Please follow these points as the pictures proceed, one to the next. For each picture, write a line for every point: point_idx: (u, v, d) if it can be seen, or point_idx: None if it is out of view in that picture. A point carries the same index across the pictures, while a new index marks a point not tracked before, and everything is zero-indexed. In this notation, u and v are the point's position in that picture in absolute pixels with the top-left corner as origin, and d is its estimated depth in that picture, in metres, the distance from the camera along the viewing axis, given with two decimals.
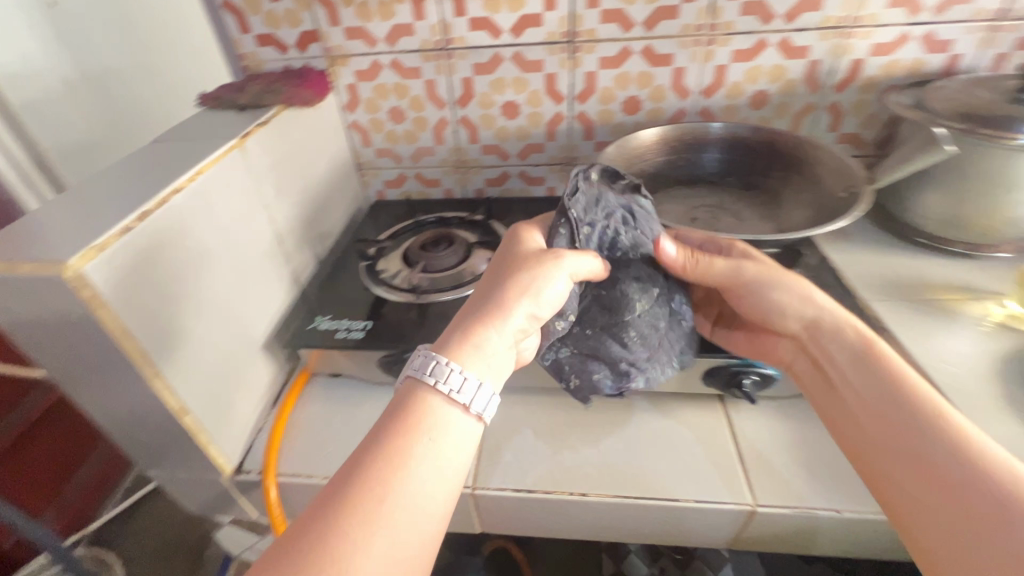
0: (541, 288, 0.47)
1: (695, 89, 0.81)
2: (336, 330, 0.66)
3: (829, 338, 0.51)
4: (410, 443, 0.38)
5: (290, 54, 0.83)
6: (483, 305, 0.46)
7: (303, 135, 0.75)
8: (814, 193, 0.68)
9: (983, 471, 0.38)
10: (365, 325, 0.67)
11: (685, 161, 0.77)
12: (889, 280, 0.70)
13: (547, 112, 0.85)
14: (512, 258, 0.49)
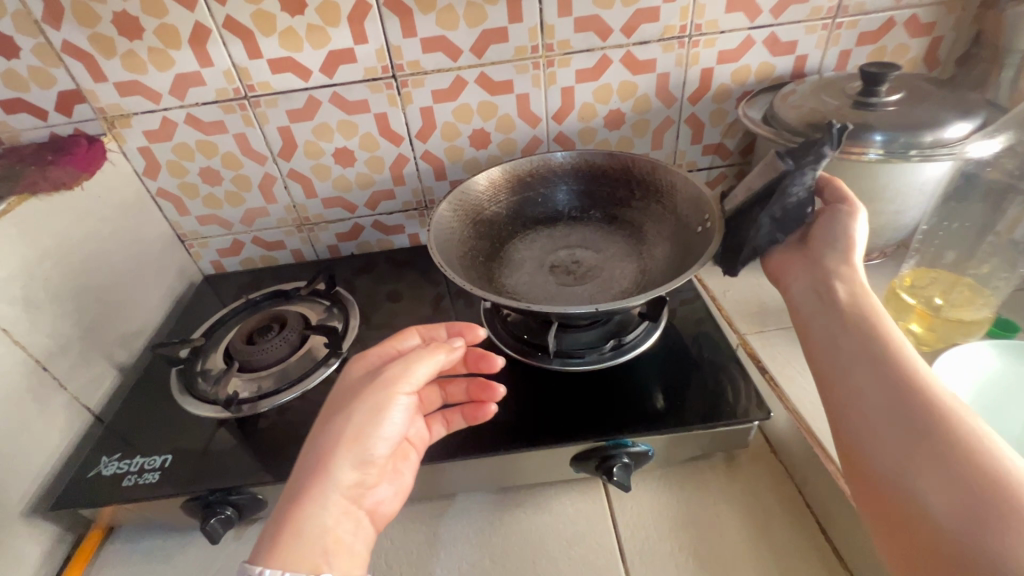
0: (383, 424, 0.41)
1: (544, 115, 0.73)
2: (123, 477, 0.53)
3: (825, 223, 0.51)
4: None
5: (52, 120, 0.66)
6: (310, 473, 0.39)
7: (72, 222, 0.61)
8: (675, 225, 0.61)
9: (955, 425, 0.33)
10: (161, 464, 0.54)
11: (538, 201, 0.68)
12: (765, 305, 0.65)
13: (387, 155, 0.74)
14: (344, 396, 0.43)
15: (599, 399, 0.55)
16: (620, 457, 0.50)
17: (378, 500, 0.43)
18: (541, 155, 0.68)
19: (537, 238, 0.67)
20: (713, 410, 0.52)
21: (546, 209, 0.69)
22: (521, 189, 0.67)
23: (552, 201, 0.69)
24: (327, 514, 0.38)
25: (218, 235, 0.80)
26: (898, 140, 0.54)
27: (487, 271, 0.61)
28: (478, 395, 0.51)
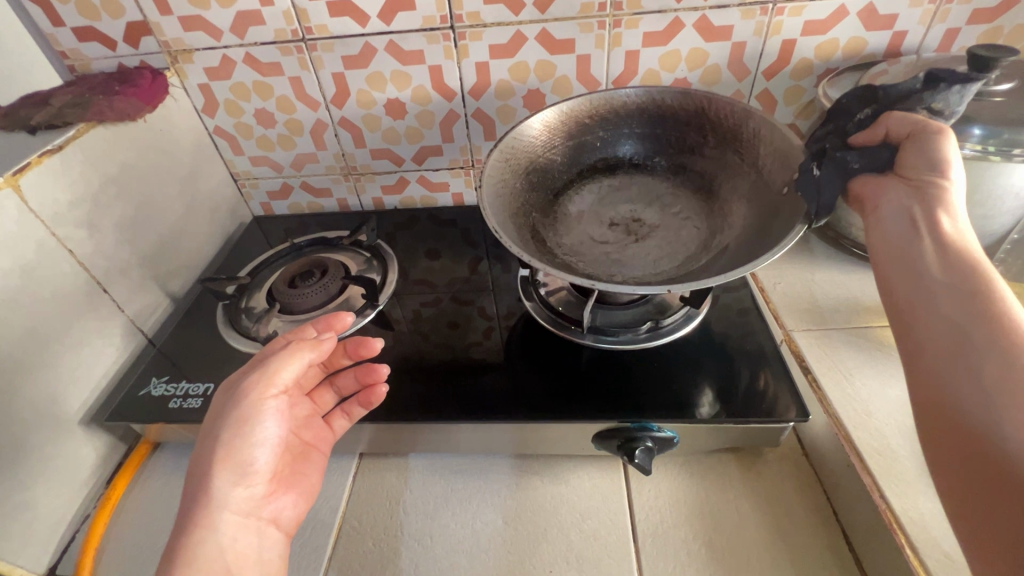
0: (255, 431, 0.41)
1: (605, 80, 0.69)
2: (170, 399, 0.57)
3: (914, 151, 0.46)
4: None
5: (120, 51, 0.68)
6: (192, 502, 0.39)
7: (134, 153, 0.63)
8: (753, 181, 0.57)
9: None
10: (203, 391, 0.57)
11: (595, 139, 0.65)
12: (819, 303, 0.61)
13: (438, 109, 0.73)
14: (210, 425, 0.41)
15: (627, 378, 0.54)
16: (644, 440, 0.49)
17: (277, 509, 0.44)
18: (606, 91, 0.63)
19: (591, 190, 0.65)
20: (745, 402, 0.50)
21: (603, 151, 0.65)
22: (578, 133, 0.64)
23: (609, 144, 0.65)
24: (220, 533, 0.39)
25: (269, 177, 0.81)
26: (1001, 137, 0.49)
27: (539, 227, 0.60)
28: (367, 380, 0.51)
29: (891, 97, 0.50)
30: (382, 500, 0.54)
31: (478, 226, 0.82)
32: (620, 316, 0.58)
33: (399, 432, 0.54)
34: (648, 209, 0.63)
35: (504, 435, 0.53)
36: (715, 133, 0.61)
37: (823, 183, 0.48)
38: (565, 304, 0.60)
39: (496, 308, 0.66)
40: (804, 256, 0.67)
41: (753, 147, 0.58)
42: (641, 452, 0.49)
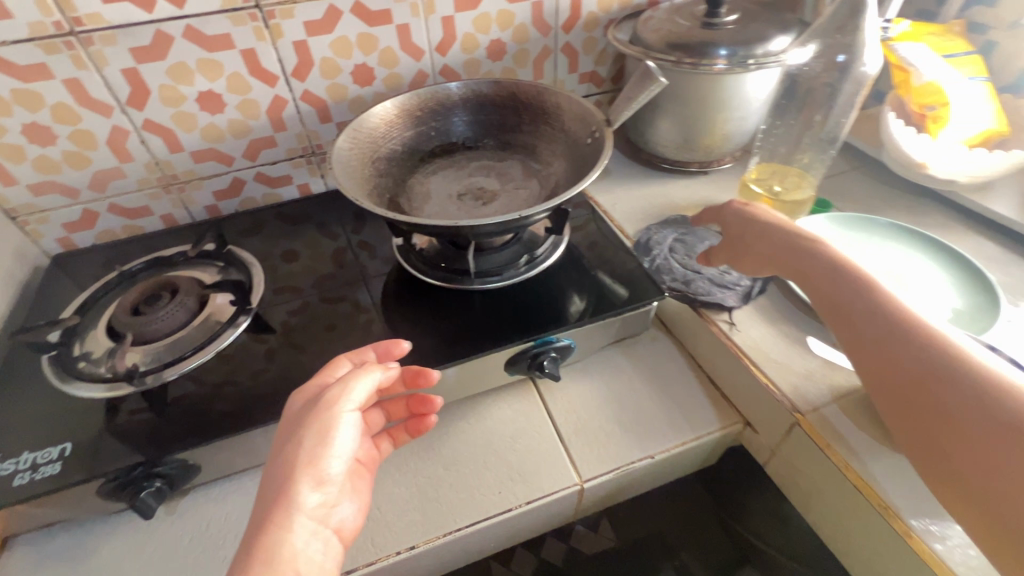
0: (333, 444, 0.39)
1: (427, 47, 0.72)
2: (12, 476, 0.46)
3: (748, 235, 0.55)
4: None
5: None
6: (268, 505, 0.36)
7: None
8: (565, 142, 0.66)
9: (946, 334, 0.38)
10: (59, 454, 0.48)
11: (431, 126, 0.70)
12: (649, 212, 0.73)
13: (262, 97, 0.69)
14: (287, 433, 0.40)
15: (521, 307, 0.59)
16: (547, 352, 0.56)
17: (341, 517, 0.41)
18: (432, 86, 0.69)
19: (437, 174, 0.69)
20: (619, 296, 0.60)
21: (440, 139, 0.70)
22: (414, 122, 0.68)
23: (444, 132, 0.70)
24: (295, 536, 0.36)
25: (63, 205, 0.68)
26: (738, 53, 0.64)
27: (393, 205, 0.61)
28: (418, 409, 0.50)
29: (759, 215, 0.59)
30: None
31: (335, 214, 0.79)
32: (499, 258, 0.63)
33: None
34: (490, 177, 0.68)
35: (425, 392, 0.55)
36: (530, 108, 0.69)
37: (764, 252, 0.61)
38: (445, 261, 0.63)
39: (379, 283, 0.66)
40: (629, 178, 0.80)
41: (561, 115, 0.67)
42: (547, 363, 0.56)
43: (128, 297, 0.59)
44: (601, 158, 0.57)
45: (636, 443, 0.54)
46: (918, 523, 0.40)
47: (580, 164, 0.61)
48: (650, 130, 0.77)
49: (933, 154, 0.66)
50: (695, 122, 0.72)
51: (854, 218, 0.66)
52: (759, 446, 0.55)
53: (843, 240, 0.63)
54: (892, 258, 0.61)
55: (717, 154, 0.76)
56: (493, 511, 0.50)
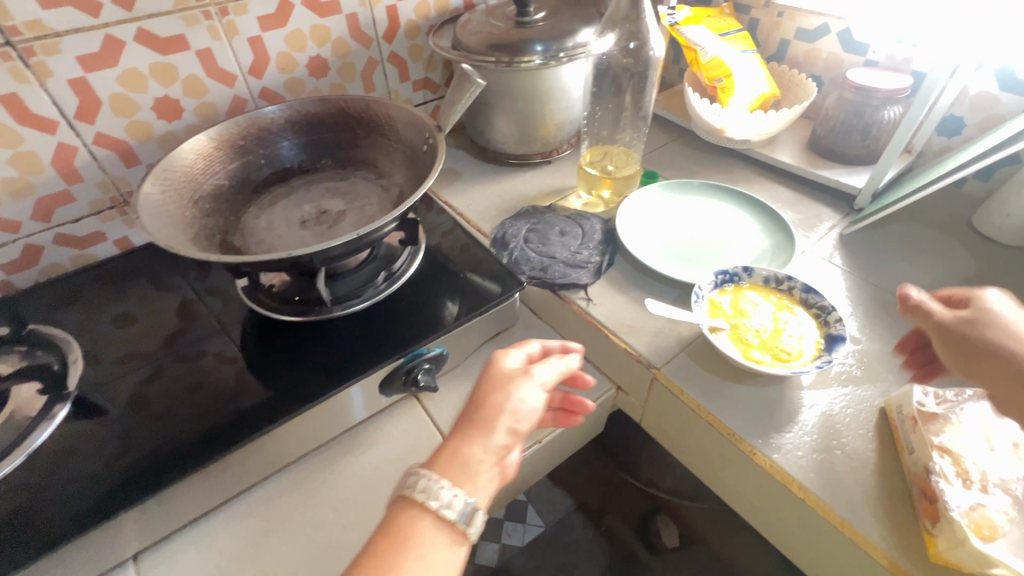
0: (535, 381, 0.43)
1: (238, 71, 0.67)
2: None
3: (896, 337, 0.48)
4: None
5: None
6: (472, 413, 0.41)
7: None
8: (404, 152, 0.65)
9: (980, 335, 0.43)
10: None
11: (258, 155, 0.65)
12: (502, 208, 0.76)
13: (40, 147, 0.59)
14: (489, 380, 0.43)
15: (388, 326, 0.58)
16: (421, 364, 0.55)
17: (513, 456, 0.42)
18: (250, 112, 0.65)
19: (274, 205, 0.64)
20: (483, 296, 0.61)
21: (270, 168, 0.66)
22: (237, 153, 0.64)
23: (275, 159, 0.66)
24: (478, 450, 0.39)
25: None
26: (551, 48, 0.69)
27: (226, 246, 0.56)
28: (568, 406, 0.52)
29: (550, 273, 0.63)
30: None
31: (166, 264, 0.71)
32: (355, 280, 0.60)
33: (174, 496, 0.47)
34: (333, 198, 0.65)
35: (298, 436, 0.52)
36: (362, 123, 0.68)
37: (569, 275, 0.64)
38: (299, 294, 0.59)
39: (230, 331, 0.61)
40: (480, 178, 0.82)
41: (395, 125, 0.66)
42: (423, 376, 0.55)
43: None
44: (437, 162, 0.58)
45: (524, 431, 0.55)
46: (759, 441, 0.46)
47: (419, 172, 0.61)
48: (490, 129, 0.79)
49: (729, 121, 0.76)
50: (527, 116, 0.75)
51: (677, 185, 0.73)
52: (632, 406, 0.59)
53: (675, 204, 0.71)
54: (714, 214, 0.69)
55: (554, 143, 0.80)
56: None
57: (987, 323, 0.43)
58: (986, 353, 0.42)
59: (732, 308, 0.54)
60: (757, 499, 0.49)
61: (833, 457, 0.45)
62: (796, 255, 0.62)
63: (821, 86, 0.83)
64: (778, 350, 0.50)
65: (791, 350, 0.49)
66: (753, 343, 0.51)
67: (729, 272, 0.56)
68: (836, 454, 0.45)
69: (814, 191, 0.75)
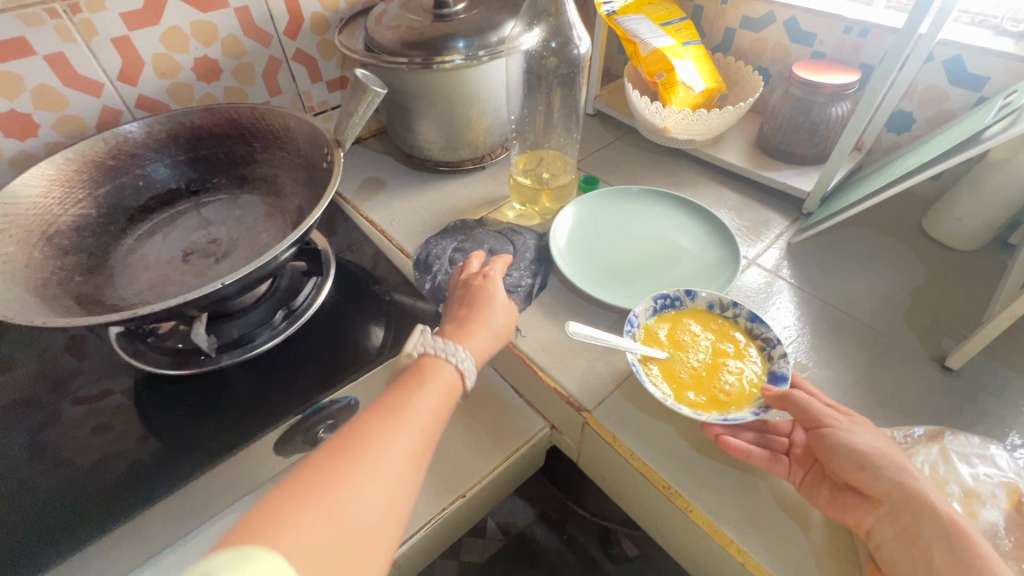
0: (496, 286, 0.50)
1: (104, 78, 0.58)
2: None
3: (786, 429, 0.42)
4: (389, 443, 0.35)
5: None
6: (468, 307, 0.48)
7: None
8: (304, 169, 0.57)
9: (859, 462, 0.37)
10: None
11: (132, 178, 0.56)
12: (429, 222, 0.69)
13: None
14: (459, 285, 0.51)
15: (293, 368, 0.53)
16: (324, 420, 0.48)
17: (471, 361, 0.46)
18: (115, 128, 0.55)
19: (155, 235, 0.56)
20: (398, 327, 0.56)
21: (150, 192, 0.57)
22: (104, 178, 0.55)
23: (155, 182, 0.58)
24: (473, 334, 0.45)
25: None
26: (474, 45, 0.62)
27: (86, 291, 0.48)
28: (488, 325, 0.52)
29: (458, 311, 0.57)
30: None
31: None
32: (253, 320, 0.54)
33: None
34: (224, 225, 0.57)
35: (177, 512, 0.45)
36: (257, 136, 0.59)
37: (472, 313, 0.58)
38: (186, 341, 0.52)
39: (104, 385, 0.52)
40: (406, 188, 0.74)
41: (293, 137, 0.58)
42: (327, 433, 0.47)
43: None
44: (334, 183, 0.50)
45: (444, 486, 0.49)
46: (695, 495, 0.42)
47: (318, 193, 0.53)
48: (413, 134, 0.71)
49: (672, 120, 0.70)
50: (452, 120, 0.68)
51: (617, 194, 0.67)
52: (568, 445, 0.54)
53: (619, 213, 0.66)
54: (659, 225, 0.64)
55: (487, 148, 0.73)
56: None
57: (870, 458, 0.36)
58: (859, 503, 0.36)
59: (669, 339, 0.49)
60: (697, 550, 0.45)
61: (773, 512, 0.41)
62: (739, 274, 0.57)
63: (768, 79, 0.78)
64: (714, 392, 0.45)
65: (728, 392, 0.45)
66: (686, 381, 0.46)
67: (669, 296, 0.51)
68: (780, 504, 0.41)
69: (762, 193, 0.71)
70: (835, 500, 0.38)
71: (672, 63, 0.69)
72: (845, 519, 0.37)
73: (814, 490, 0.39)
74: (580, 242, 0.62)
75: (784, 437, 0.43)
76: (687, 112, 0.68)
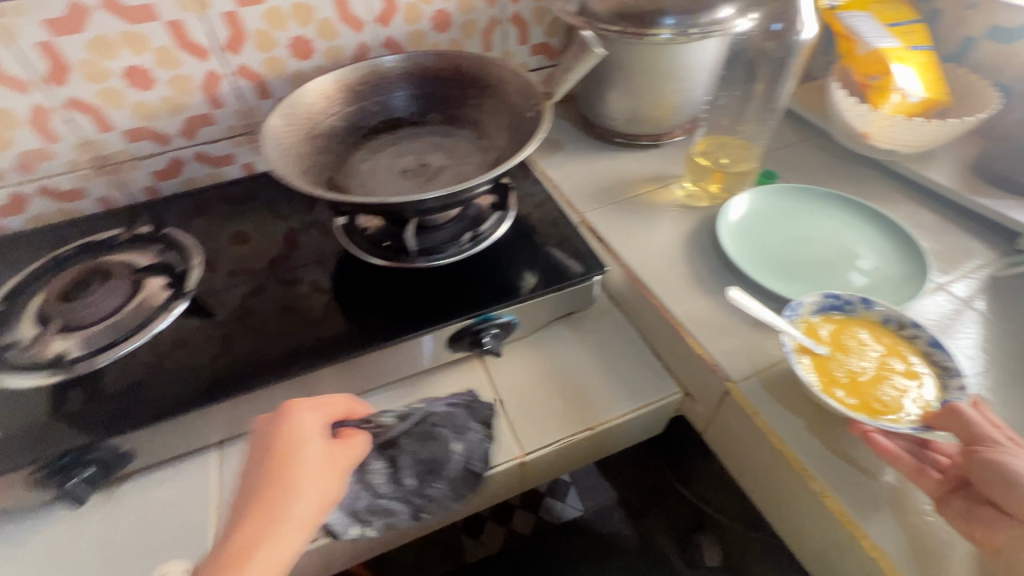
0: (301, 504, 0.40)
1: (367, 19, 0.70)
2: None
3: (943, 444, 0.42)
4: (291, 503, 0.40)
5: None
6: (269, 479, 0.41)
7: None
8: (509, 116, 0.65)
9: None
10: None
11: (373, 103, 0.68)
12: (598, 186, 0.73)
13: (194, 72, 0.66)
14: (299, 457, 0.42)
15: (464, 283, 0.60)
16: (489, 329, 0.56)
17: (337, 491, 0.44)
18: (371, 60, 0.67)
19: (380, 152, 0.67)
20: (550, 276, 0.59)
21: (382, 117, 0.68)
22: (355, 99, 0.66)
23: (388, 109, 0.68)
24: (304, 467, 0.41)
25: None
26: (684, 23, 0.63)
27: (332, 184, 0.60)
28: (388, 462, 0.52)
29: (554, 273, 0.59)
30: None
31: (278, 194, 0.77)
32: (442, 236, 0.62)
33: (254, 402, 0.52)
34: (433, 154, 0.66)
35: (367, 371, 0.55)
36: (473, 82, 0.68)
37: (549, 273, 0.60)
38: (390, 239, 0.62)
39: (324, 263, 0.65)
40: (581, 153, 0.79)
41: (505, 87, 0.65)
42: (486, 339, 0.56)
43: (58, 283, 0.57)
44: (542, 128, 0.56)
45: (576, 417, 0.55)
46: (832, 483, 0.42)
47: (522, 138, 0.60)
48: (601, 103, 0.75)
49: (877, 126, 0.66)
50: (643, 94, 0.71)
51: (796, 191, 0.66)
52: (696, 415, 0.57)
53: (798, 211, 0.64)
54: (840, 230, 0.62)
55: (667, 127, 0.76)
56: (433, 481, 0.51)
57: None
58: (998, 521, 0.36)
59: (830, 339, 0.48)
60: (815, 536, 0.46)
61: (911, 521, 0.40)
62: (924, 294, 0.53)
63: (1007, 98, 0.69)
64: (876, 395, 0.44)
65: (887, 403, 0.44)
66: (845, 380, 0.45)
67: (840, 299, 0.50)
68: (911, 520, 0.40)
69: (967, 220, 0.64)
70: (969, 512, 0.37)
71: (891, 66, 0.65)
72: (974, 533, 0.37)
73: (948, 502, 0.39)
74: (750, 226, 0.62)
75: (943, 456, 0.42)
76: (898, 120, 0.64)
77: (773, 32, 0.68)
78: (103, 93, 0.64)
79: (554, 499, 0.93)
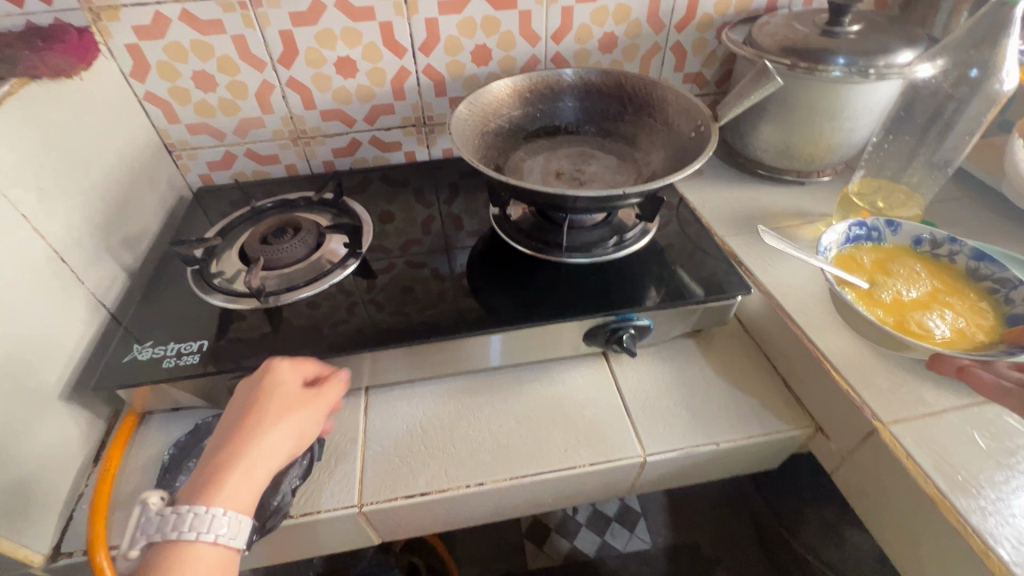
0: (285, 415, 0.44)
1: (544, 35, 0.76)
2: (161, 360, 0.55)
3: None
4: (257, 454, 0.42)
5: (29, 7, 0.61)
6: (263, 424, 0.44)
7: (75, 112, 0.59)
8: (667, 135, 0.68)
9: None
10: (198, 348, 0.56)
11: (538, 108, 0.74)
12: (738, 213, 0.74)
13: (389, 67, 0.76)
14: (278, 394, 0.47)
15: (605, 283, 0.63)
16: (626, 328, 0.58)
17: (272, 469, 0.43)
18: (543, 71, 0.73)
19: (538, 153, 0.72)
20: (679, 290, 0.61)
21: (544, 121, 0.74)
22: (523, 103, 0.73)
23: (550, 114, 0.74)
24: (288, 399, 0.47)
25: (210, 146, 0.79)
26: (858, 63, 0.63)
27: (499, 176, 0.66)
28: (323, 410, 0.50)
29: (678, 289, 0.61)
30: (395, 424, 0.57)
31: (432, 182, 0.85)
32: (588, 238, 0.66)
33: (408, 357, 0.58)
34: (587, 161, 0.71)
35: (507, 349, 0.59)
36: (635, 100, 0.72)
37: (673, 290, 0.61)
38: (539, 233, 0.67)
39: (472, 246, 0.71)
40: (721, 180, 0.80)
41: (667, 107, 0.69)
42: (625, 334, 0.58)
43: (258, 228, 0.67)
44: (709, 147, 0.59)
45: (701, 430, 0.55)
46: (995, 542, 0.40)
47: (683, 156, 0.63)
48: (752, 134, 0.77)
49: None
50: (800, 130, 0.71)
51: None
52: (828, 453, 0.55)
53: None
54: None
55: (818, 166, 0.76)
56: (556, 461, 0.54)
57: None
58: None
59: (873, 270, 0.58)
60: None
61: None
62: None
63: None
64: (905, 319, 0.53)
65: (923, 327, 0.52)
66: (882, 302, 0.55)
67: (874, 234, 0.60)
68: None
69: None
70: None
71: None
72: None
73: None
74: None
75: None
76: None
77: (969, 78, 0.64)
78: (315, 77, 0.75)
79: (623, 527, 0.94)
